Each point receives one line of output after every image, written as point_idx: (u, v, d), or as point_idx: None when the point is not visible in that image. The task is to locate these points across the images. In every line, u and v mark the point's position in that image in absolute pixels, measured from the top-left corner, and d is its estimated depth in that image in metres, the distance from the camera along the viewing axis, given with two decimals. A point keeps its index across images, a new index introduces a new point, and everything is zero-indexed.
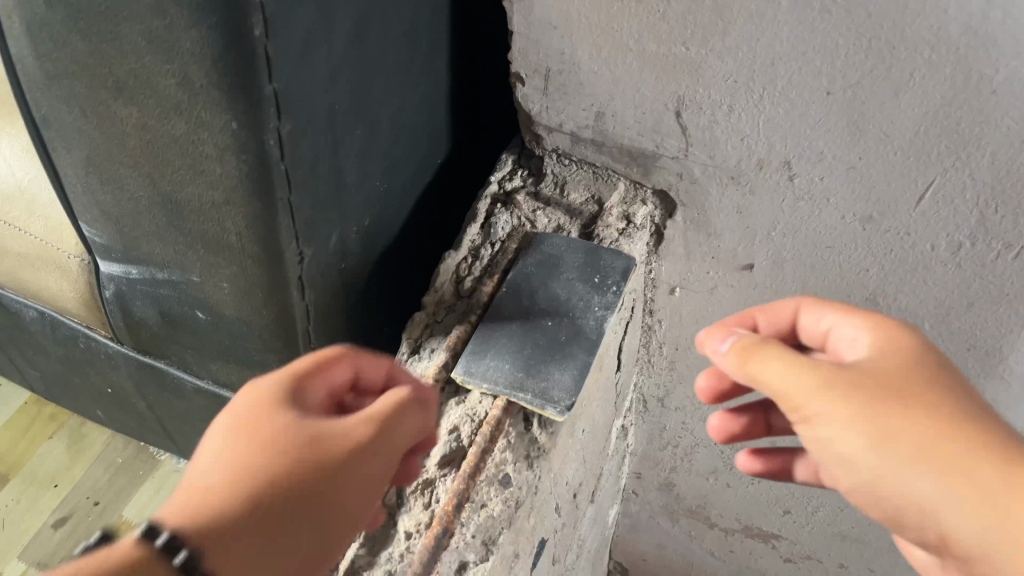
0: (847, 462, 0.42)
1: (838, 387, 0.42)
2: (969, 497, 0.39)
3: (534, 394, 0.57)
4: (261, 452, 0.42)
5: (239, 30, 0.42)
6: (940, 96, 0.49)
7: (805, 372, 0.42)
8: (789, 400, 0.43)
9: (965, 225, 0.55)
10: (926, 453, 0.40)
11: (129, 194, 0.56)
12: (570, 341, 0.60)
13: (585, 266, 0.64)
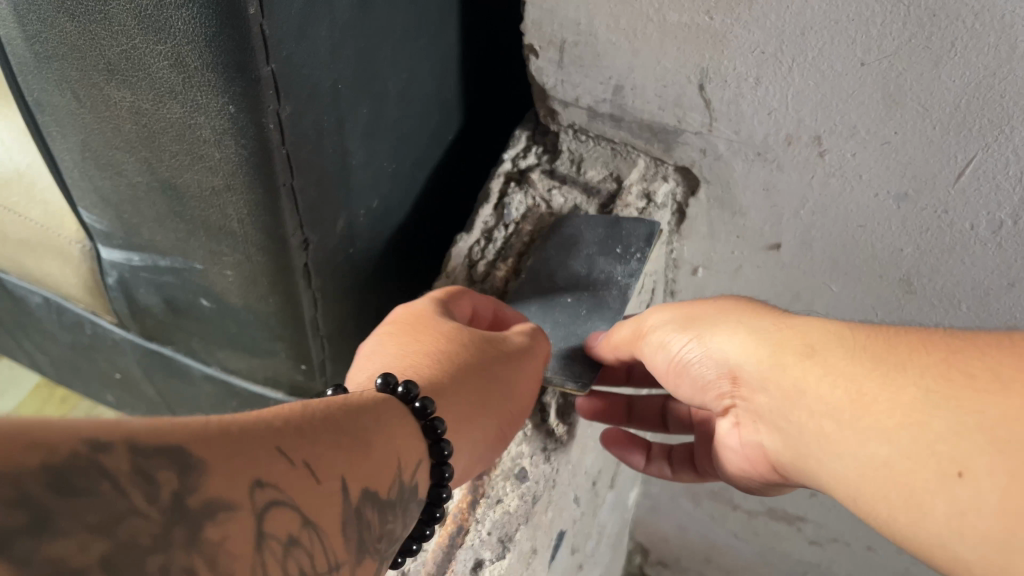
0: (702, 379, 0.47)
1: (662, 307, 0.50)
2: (850, 362, 0.39)
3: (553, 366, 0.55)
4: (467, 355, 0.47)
5: (231, 9, 0.39)
6: (984, 65, 0.46)
7: (655, 316, 0.49)
8: (634, 343, 0.51)
9: (1008, 203, 0.52)
10: (775, 347, 0.42)
11: (127, 179, 0.54)
12: (592, 317, 0.58)
13: (606, 234, 0.62)
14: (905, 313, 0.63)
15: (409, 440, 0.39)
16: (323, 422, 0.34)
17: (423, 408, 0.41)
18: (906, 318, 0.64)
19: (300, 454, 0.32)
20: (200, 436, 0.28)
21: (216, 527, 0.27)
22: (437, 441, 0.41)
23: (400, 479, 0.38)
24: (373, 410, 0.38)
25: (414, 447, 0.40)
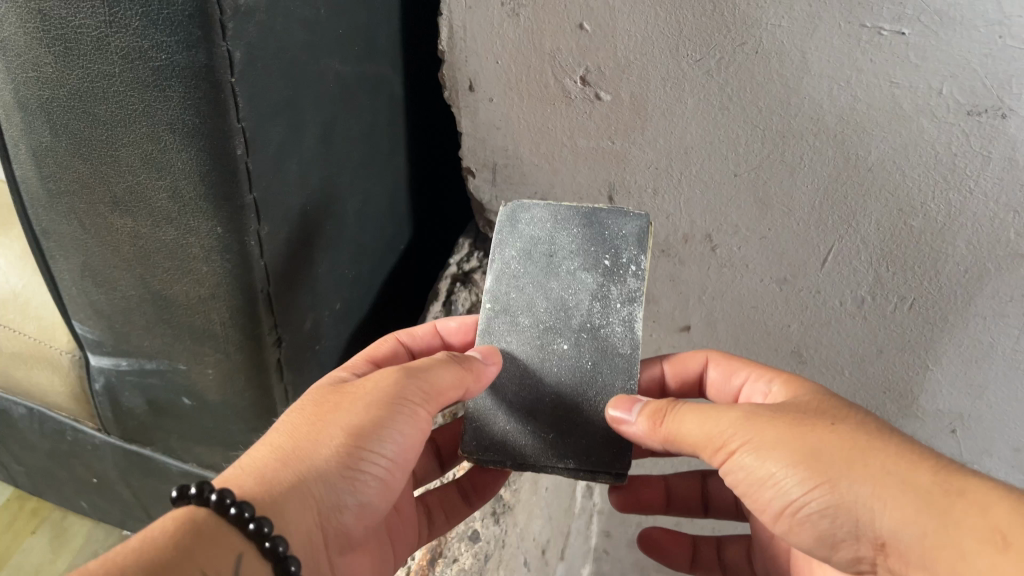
0: (831, 535, 0.41)
1: (764, 432, 0.42)
2: (992, 563, 0.35)
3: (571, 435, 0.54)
4: (312, 444, 0.44)
5: (223, 152, 0.49)
6: (828, 174, 0.58)
7: (767, 456, 0.42)
8: (713, 449, 0.44)
9: (865, 283, 0.63)
10: (939, 516, 0.37)
11: (121, 293, 0.62)
12: (599, 367, 0.55)
13: (594, 245, 0.57)
14: None
15: (225, 556, 0.38)
16: (143, 569, 0.35)
17: (256, 524, 0.39)
18: None
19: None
20: None
21: None
22: (267, 546, 0.39)
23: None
24: (191, 530, 0.38)
25: (233, 556, 0.39)
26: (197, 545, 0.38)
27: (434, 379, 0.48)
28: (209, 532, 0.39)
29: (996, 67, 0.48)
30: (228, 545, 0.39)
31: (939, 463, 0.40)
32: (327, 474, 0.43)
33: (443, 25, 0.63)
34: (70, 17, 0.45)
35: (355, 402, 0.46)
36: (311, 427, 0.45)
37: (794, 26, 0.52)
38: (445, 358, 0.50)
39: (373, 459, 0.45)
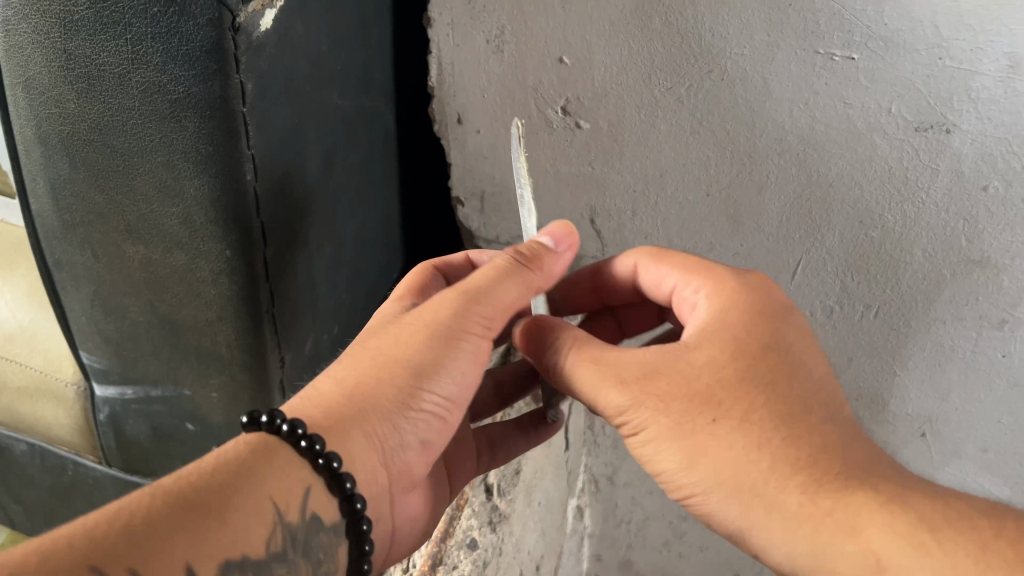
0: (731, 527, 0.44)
1: (659, 418, 0.44)
2: None
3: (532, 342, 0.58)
4: (374, 382, 0.45)
5: (233, 177, 0.52)
6: (794, 191, 0.63)
7: (664, 449, 0.44)
8: (602, 407, 0.46)
9: (833, 293, 0.67)
10: (817, 535, 0.39)
11: (130, 319, 0.65)
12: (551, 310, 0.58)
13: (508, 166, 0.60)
14: None
15: (295, 485, 0.41)
16: (212, 495, 0.37)
17: (326, 460, 0.41)
18: None
19: (173, 560, 0.34)
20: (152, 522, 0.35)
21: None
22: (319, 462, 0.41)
23: (284, 526, 0.40)
24: (261, 455, 0.41)
25: (301, 485, 0.41)
26: (263, 472, 0.40)
27: (493, 298, 0.47)
28: (274, 463, 0.41)
29: (939, 87, 0.53)
30: (297, 474, 0.41)
31: (823, 471, 0.41)
32: (385, 412, 0.44)
33: (433, 64, 0.70)
34: (94, 55, 0.49)
35: (424, 335, 0.46)
36: (384, 363, 0.45)
37: (756, 54, 0.57)
38: (503, 272, 0.49)
39: (435, 400, 0.46)
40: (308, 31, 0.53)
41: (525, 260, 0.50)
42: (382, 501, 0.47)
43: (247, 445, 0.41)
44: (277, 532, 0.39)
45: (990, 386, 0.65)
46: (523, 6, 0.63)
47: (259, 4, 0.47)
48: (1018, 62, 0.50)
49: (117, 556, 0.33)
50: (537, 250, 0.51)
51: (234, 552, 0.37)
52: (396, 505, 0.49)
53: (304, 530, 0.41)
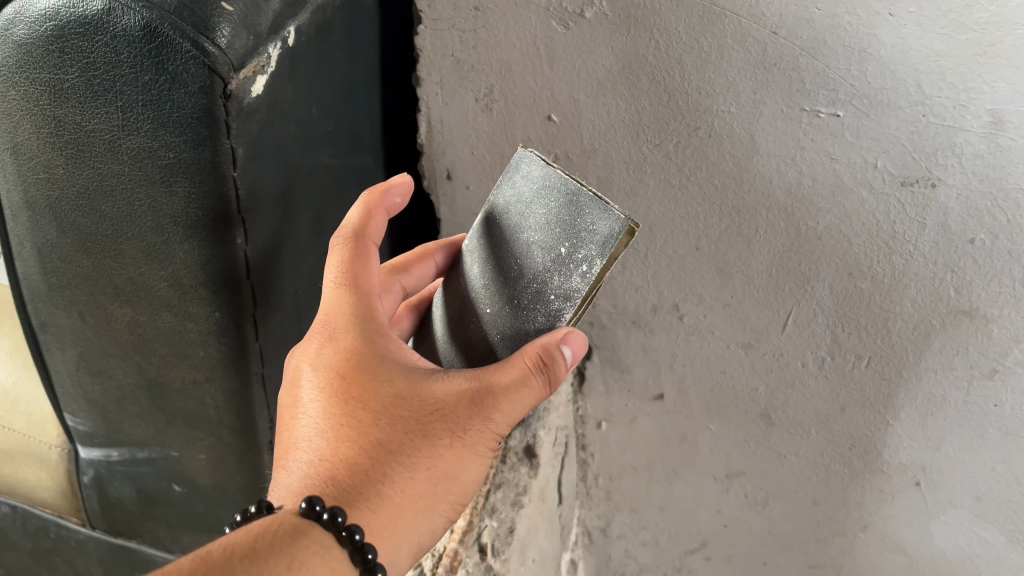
0: None
1: None
2: None
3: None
4: (389, 481, 0.47)
5: (223, 240, 0.52)
6: (782, 243, 0.63)
7: None
8: None
9: (824, 344, 0.66)
10: None
11: (117, 382, 0.64)
12: None
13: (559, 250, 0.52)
14: (771, 444, 0.75)
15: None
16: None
17: (357, 540, 0.45)
18: (772, 448, 0.75)
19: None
20: None
21: None
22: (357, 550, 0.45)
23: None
24: (305, 541, 0.45)
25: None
26: (308, 559, 0.45)
27: (511, 413, 0.49)
28: (315, 543, 0.45)
29: (923, 142, 0.54)
30: (330, 557, 0.45)
31: None
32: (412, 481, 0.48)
33: (422, 122, 0.71)
34: (83, 122, 0.48)
35: (432, 433, 0.48)
36: (394, 446, 0.48)
37: (742, 111, 0.58)
38: (525, 392, 0.49)
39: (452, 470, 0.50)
40: (297, 96, 0.53)
41: (545, 372, 0.49)
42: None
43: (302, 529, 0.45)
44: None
45: (982, 434, 0.64)
46: (510, 66, 0.64)
47: (251, 71, 0.47)
48: (1001, 118, 0.51)
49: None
50: (556, 364, 0.49)
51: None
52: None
53: None
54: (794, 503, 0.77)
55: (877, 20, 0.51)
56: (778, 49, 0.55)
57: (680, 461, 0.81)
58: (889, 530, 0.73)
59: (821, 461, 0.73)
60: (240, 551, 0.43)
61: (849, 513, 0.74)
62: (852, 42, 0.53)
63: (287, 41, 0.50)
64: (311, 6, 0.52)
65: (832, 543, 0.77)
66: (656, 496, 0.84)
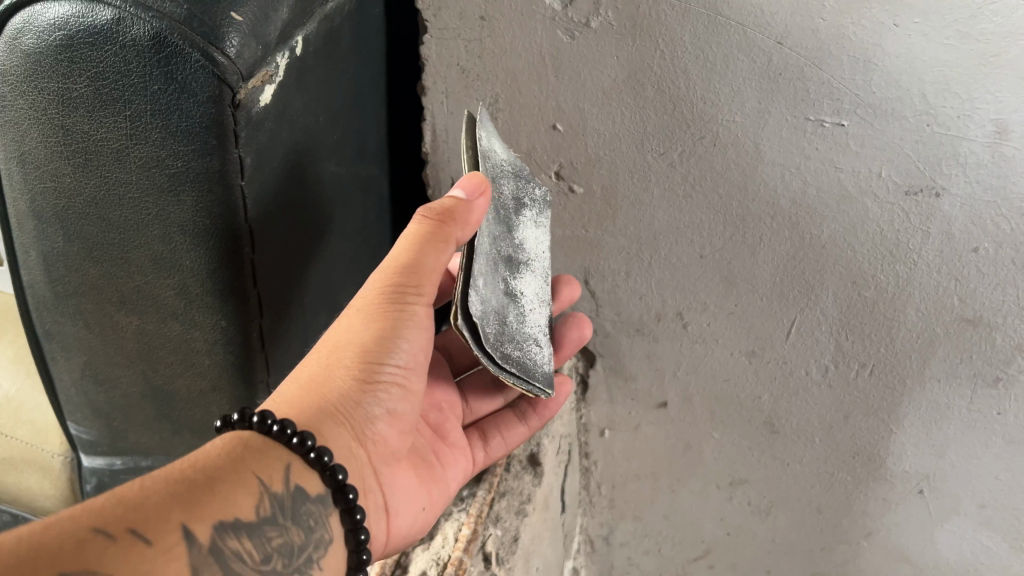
0: None
1: None
2: None
3: (477, 335, 0.52)
4: (327, 370, 0.51)
5: (231, 249, 0.52)
6: (787, 252, 0.63)
7: None
8: None
9: (828, 352, 0.67)
10: None
11: (122, 391, 0.64)
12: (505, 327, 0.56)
13: (498, 172, 0.57)
14: (775, 452, 0.75)
15: (274, 462, 0.46)
16: (207, 475, 0.43)
17: (298, 437, 0.47)
18: (776, 456, 0.75)
19: (165, 525, 0.39)
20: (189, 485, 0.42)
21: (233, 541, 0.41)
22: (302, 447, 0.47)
23: (269, 495, 0.44)
24: (248, 444, 0.46)
25: (282, 463, 0.46)
26: (258, 454, 0.46)
27: (421, 266, 0.52)
28: (259, 444, 0.46)
29: (928, 151, 0.54)
30: (276, 454, 0.46)
31: None
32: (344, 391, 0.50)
33: (427, 131, 0.71)
34: (92, 131, 0.48)
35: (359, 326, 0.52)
36: (331, 346, 0.52)
37: (747, 120, 0.59)
38: (423, 235, 0.51)
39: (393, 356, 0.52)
40: (305, 105, 0.54)
41: (441, 219, 0.51)
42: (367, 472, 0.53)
43: (242, 436, 0.47)
44: (266, 500, 0.44)
45: (986, 442, 0.64)
46: (516, 75, 0.65)
47: (260, 80, 0.47)
48: (1006, 128, 0.51)
49: (117, 520, 0.38)
50: (449, 207, 0.51)
51: (226, 515, 0.42)
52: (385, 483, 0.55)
53: (291, 500, 0.46)
54: (798, 511, 0.76)
55: (881, 30, 0.52)
56: (784, 59, 0.55)
57: (684, 469, 0.81)
58: (893, 537, 0.73)
59: (825, 469, 0.73)
60: (188, 462, 0.43)
61: (853, 520, 0.74)
62: (858, 53, 0.53)
63: (295, 51, 0.50)
64: (318, 16, 0.52)
65: (836, 551, 0.77)
66: (660, 503, 0.84)
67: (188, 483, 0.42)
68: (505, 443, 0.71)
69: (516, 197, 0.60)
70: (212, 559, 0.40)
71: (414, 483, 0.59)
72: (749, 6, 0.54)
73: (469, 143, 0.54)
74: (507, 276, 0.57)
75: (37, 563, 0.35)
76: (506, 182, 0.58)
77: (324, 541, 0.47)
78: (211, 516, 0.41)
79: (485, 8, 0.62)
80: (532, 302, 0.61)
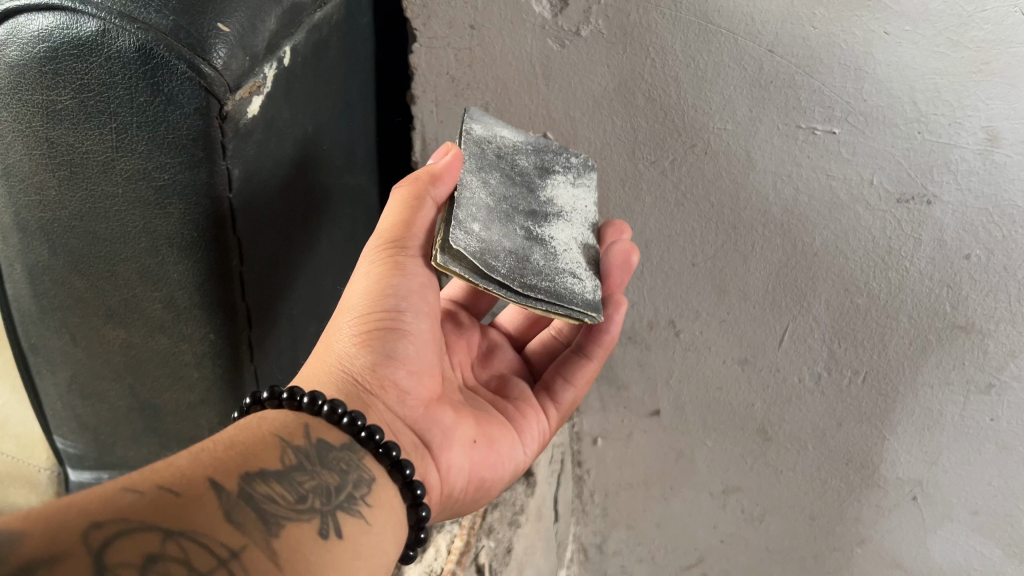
0: None
1: None
2: None
3: (476, 260, 0.49)
4: (331, 342, 0.51)
5: (219, 261, 0.52)
6: (779, 259, 0.63)
7: None
8: None
9: (820, 359, 0.66)
10: None
11: (108, 404, 0.63)
12: (520, 258, 0.52)
13: (504, 150, 0.58)
14: (768, 459, 0.74)
15: (292, 423, 0.45)
16: (227, 442, 0.41)
17: (308, 397, 0.46)
18: (769, 463, 0.74)
19: (192, 479, 0.37)
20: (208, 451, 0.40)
21: (263, 490, 0.39)
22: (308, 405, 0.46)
23: (292, 448, 0.43)
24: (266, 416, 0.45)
25: (299, 424, 0.45)
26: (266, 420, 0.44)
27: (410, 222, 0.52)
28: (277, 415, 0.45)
29: (919, 158, 0.54)
30: (288, 417, 0.45)
31: None
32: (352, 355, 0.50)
33: (417, 140, 0.70)
34: (77, 143, 0.48)
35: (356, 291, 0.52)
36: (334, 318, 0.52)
37: (738, 128, 0.59)
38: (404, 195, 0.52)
39: (399, 312, 0.51)
40: (294, 115, 0.53)
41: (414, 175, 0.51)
42: (399, 421, 0.51)
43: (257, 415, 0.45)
44: (288, 451, 0.42)
45: (979, 448, 0.64)
46: (506, 84, 0.64)
47: (248, 91, 0.47)
48: (997, 135, 0.51)
49: (143, 479, 0.36)
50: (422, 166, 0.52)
51: (251, 467, 0.40)
52: (427, 429, 0.53)
53: (316, 447, 0.44)
54: (791, 518, 0.76)
55: (872, 37, 0.52)
56: (775, 67, 0.55)
57: (677, 476, 0.80)
58: (886, 545, 0.72)
59: (818, 476, 0.72)
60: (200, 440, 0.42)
61: (846, 528, 0.73)
62: (849, 61, 0.53)
63: (283, 61, 0.50)
64: (307, 25, 0.51)
65: (830, 559, 0.76)
66: (653, 512, 0.84)
67: (205, 450, 0.40)
68: (574, 385, 0.65)
69: (536, 166, 0.59)
70: (244, 503, 0.37)
71: (462, 427, 0.56)
72: (740, 14, 0.54)
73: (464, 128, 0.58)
74: (526, 223, 0.55)
75: (69, 517, 0.32)
76: (517, 159, 0.59)
77: (364, 480, 0.45)
78: (236, 469, 0.39)
79: (475, 16, 0.62)
80: (575, 245, 0.56)
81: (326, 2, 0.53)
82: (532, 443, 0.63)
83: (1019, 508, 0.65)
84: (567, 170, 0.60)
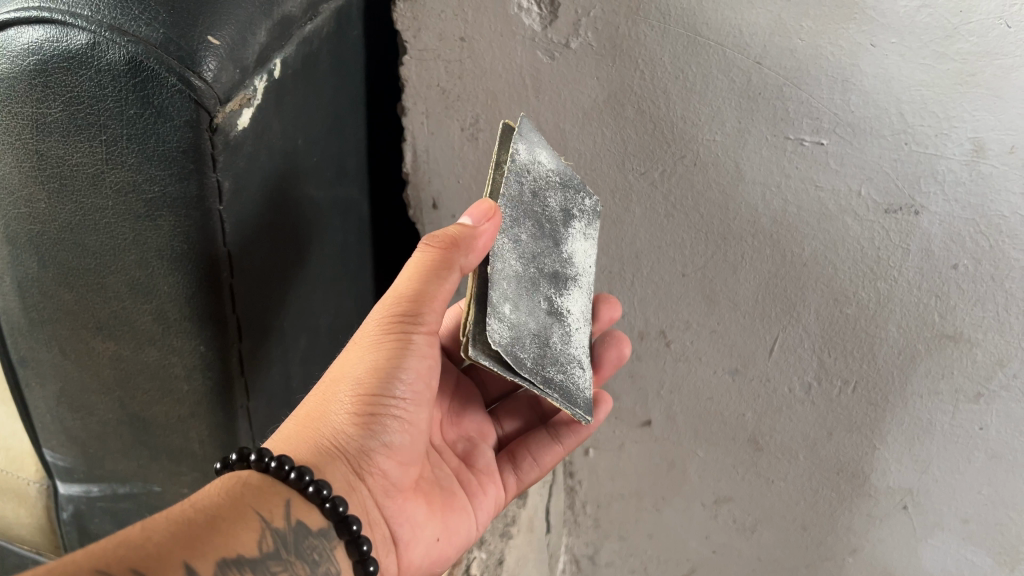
0: None
1: None
2: None
3: (507, 360, 0.48)
4: (327, 404, 0.50)
5: (209, 274, 0.51)
6: (768, 270, 0.63)
7: None
8: None
9: (810, 369, 0.67)
10: None
11: (98, 417, 0.62)
12: (543, 348, 0.52)
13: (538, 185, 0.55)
14: (759, 469, 0.74)
15: (275, 499, 0.46)
16: (209, 514, 0.43)
17: (296, 472, 0.46)
18: (760, 473, 0.74)
19: (166, 561, 0.39)
20: (189, 524, 0.42)
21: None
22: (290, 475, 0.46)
23: (271, 531, 0.44)
24: (254, 487, 0.46)
25: (281, 500, 0.46)
26: (254, 494, 0.45)
27: (425, 298, 0.50)
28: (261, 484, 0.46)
29: (906, 170, 0.55)
30: (274, 488, 0.46)
31: None
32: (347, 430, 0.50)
33: (408, 153, 0.71)
34: (67, 156, 0.48)
35: (360, 357, 0.51)
36: (331, 378, 0.51)
37: (726, 140, 0.59)
38: (427, 263, 0.49)
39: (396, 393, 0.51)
40: (284, 128, 0.53)
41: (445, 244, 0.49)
42: (371, 503, 0.51)
43: (246, 476, 0.46)
44: (266, 535, 0.44)
45: (969, 457, 0.64)
46: (496, 96, 0.65)
47: (237, 104, 0.47)
48: (982, 145, 0.52)
49: (117, 557, 0.38)
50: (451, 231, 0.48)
51: (226, 550, 0.42)
52: (393, 514, 0.53)
53: (293, 534, 0.45)
54: (783, 528, 0.76)
55: (858, 50, 0.52)
56: (763, 79, 0.56)
57: (668, 487, 0.80)
58: (877, 554, 0.72)
59: (809, 486, 0.72)
60: (182, 506, 0.43)
61: (838, 538, 0.73)
62: (835, 73, 0.53)
63: (274, 74, 0.50)
64: (297, 39, 0.52)
65: (822, 569, 0.76)
66: (645, 523, 0.84)
67: (187, 523, 0.42)
68: (538, 465, 0.66)
69: (561, 207, 0.56)
70: None
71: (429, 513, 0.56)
72: (727, 26, 0.55)
73: (500, 158, 0.53)
74: (550, 294, 0.54)
75: None
76: (549, 195, 0.55)
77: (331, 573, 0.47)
78: (211, 553, 0.41)
79: (465, 29, 0.62)
80: (577, 321, 0.57)
81: (316, 15, 0.54)
82: (489, 519, 0.63)
83: (1009, 516, 0.65)
84: (581, 215, 0.58)
